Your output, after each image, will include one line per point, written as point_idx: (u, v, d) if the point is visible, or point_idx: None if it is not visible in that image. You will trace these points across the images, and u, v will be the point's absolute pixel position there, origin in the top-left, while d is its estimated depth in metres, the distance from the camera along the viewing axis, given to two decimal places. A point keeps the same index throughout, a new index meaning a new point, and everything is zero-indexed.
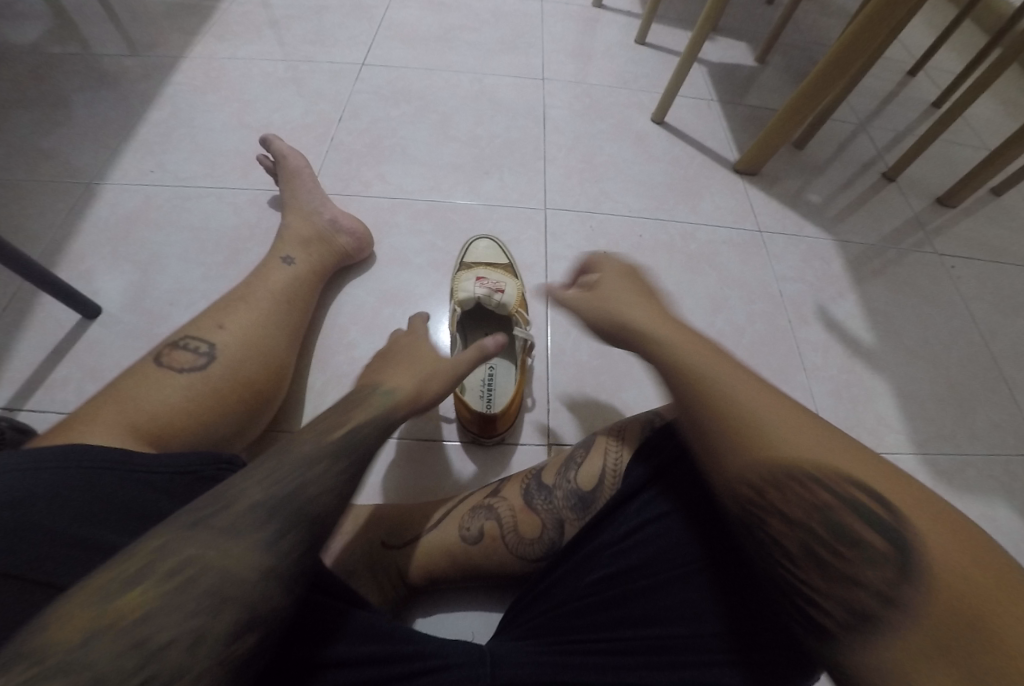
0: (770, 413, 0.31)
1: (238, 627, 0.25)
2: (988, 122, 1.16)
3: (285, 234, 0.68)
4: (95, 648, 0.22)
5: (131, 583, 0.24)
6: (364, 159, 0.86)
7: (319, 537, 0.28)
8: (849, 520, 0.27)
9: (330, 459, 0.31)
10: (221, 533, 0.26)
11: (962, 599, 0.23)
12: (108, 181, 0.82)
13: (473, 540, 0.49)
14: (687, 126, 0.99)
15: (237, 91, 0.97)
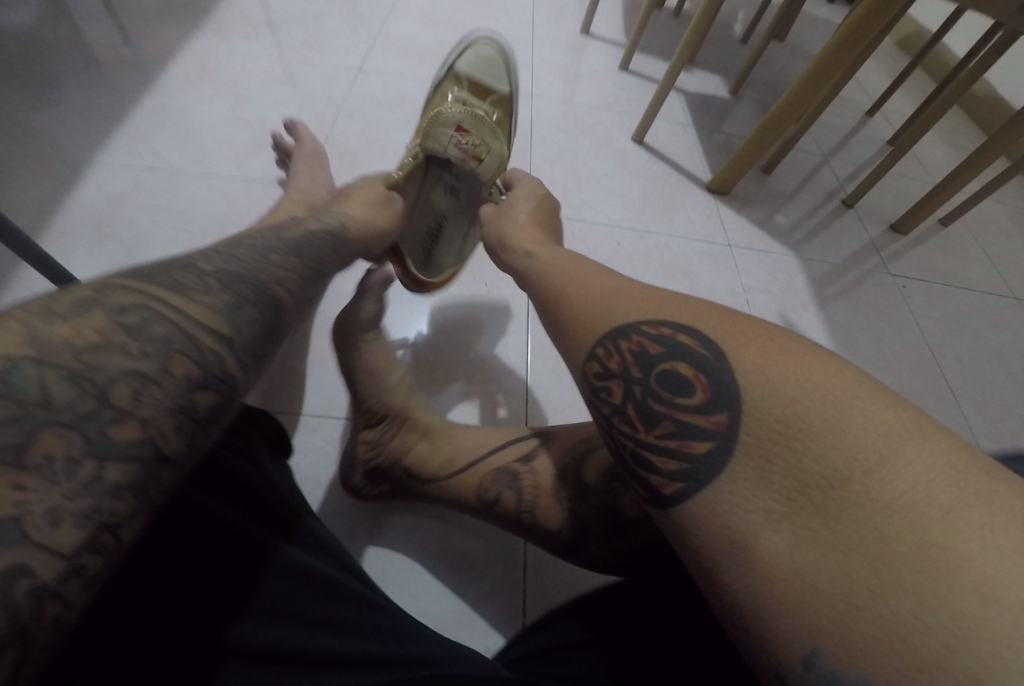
0: (591, 293, 0.42)
1: (194, 378, 0.27)
2: (937, 160, 1.27)
3: (293, 197, 0.69)
4: (37, 368, 0.22)
5: (78, 316, 0.25)
6: (357, 157, 0.89)
7: (267, 325, 0.33)
8: (675, 368, 0.33)
9: (272, 267, 0.37)
10: (174, 296, 0.29)
11: (778, 415, 0.28)
12: (96, 163, 0.82)
13: (488, 503, 0.51)
14: (665, 147, 1.05)
15: (233, 86, 0.98)
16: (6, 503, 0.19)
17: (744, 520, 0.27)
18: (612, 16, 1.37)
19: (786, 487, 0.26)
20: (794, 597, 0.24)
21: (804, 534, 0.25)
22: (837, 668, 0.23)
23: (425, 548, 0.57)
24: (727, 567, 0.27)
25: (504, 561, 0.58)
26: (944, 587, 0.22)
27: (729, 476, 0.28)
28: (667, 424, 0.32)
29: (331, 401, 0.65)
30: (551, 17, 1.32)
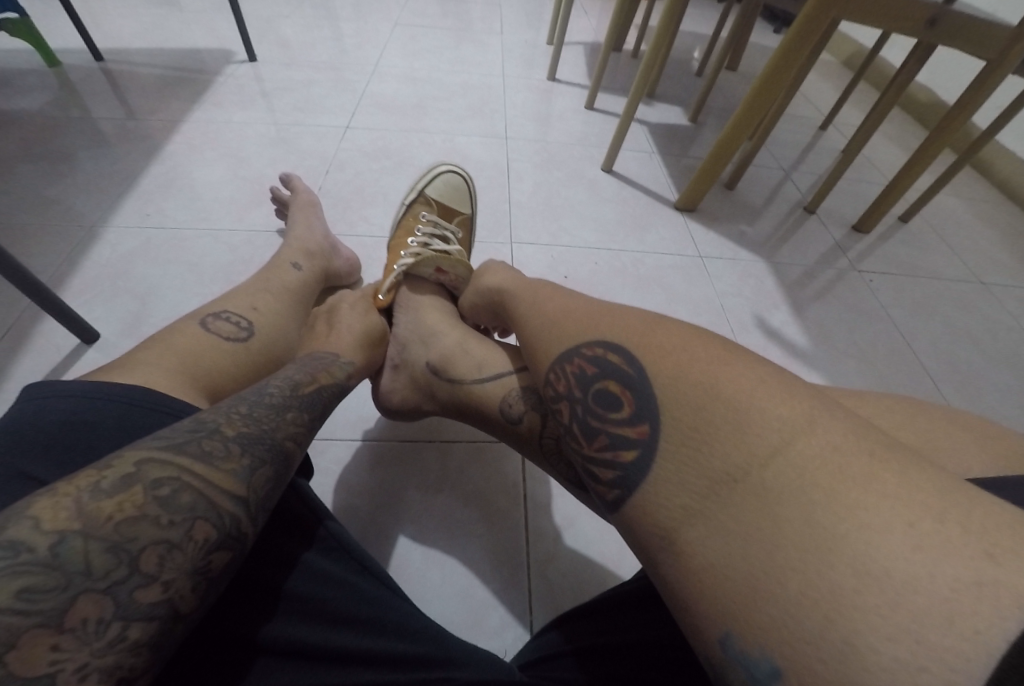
0: (551, 316, 0.44)
1: (212, 541, 0.29)
2: (890, 165, 1.36)
3: (293, 243, 0.75)
4: (82, 540, 0.26)
5: (117, 493, 0.28)
6: (349, 203, 0.96)
7: (280, 480, 0.35)
8: (606, 385, 0.35)
9: (288, 427, 0.38)
10: (200, 462, 0.31)
11: (692, 419, 0.29)
12: (109, 225, 0.90)
13: (512, 418, 0.50)
14: (632, 173, 1.14)
15: (231, 149, 1.07)
16: (43, 662, 0.23)
17: (668, 519, 0.28)
18: (577, 62, 1.50)
19: (699, 486, 0.28)
20: (713, 589, 0.25)
21: (714, 526, 0.26)
22: (744, 649, 0.24)
23: (430, 560, 0.60)
24: (659, 564, 0.28)
25: (509, 564, 0.60)
26: (827, 566, 0.22)
27: (654, 478, 0.30)
28: (602, 438, 0.34)
29: (336, 427, 0.69)
30: (520, 67, 1.44)
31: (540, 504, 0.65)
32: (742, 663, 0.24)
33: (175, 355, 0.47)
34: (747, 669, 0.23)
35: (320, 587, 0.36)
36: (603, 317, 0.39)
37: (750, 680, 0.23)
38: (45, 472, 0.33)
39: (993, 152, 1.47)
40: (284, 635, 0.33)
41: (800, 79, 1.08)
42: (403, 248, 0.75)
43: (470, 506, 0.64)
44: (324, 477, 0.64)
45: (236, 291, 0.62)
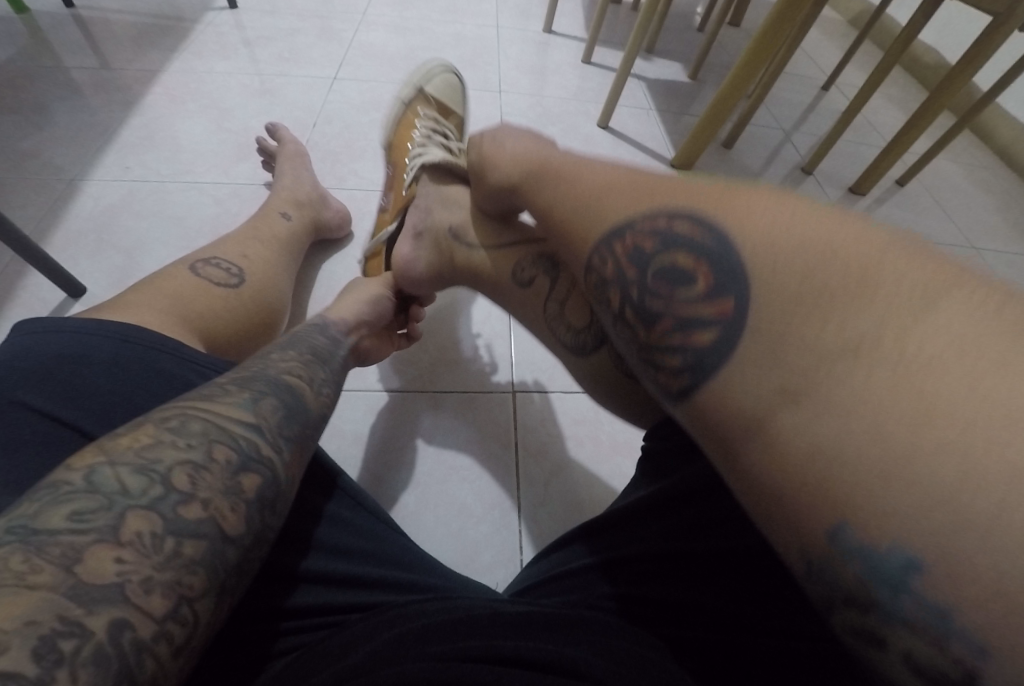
0: (576, 199, 0.38)
1: (234, 462, 0.30)
2: (890, 127, 1.34)
3: (281, 194, 0.73)
4: (111, 469, 0.26)
5: (131, 431, 0.29)
6: (339, 157, 0.94)
7: (289, 408, 0.36)
8: (675, 261, 0.30)
9: (283, 376, 0.38)
10: (202, 402, 0.32)
11: (794, 289, 0.25)
12: (89, 178, 0.87)
13: (523, 281, 0.52)
14: (629, 130, 1.11)
15: (214, 100, 1.03)
16: (110, 573, 0.23)
17: (757, 405, 0.24)
18: (573, 14, 1.44)
19: (802, 364, 0.23)
20: (826, 481, 0.21)
21: (826, 405, 0.22)
22: (868, 543, 0.20)
23: (425, 503, 0.61)
24: (745, 453, 0.24)
25: (501, 508, 0.62)
26: (995, 441, 0.18)
27: (740, 360, 0.26)
28: (667, 322, 0.30)
29: None
30: (514, 18, 1.39)
31: (533, 451, 0.67)
32: (864, 558, 0.20)
33: (164, 299, 0.46)
34: (868, 562, 0.20)
35: (351, 536, 0.39)
36: (662, 195, 0.33)
37: (872, 573, 0.20)
38: (27, 394, 0.33)
39: (994, 115, 1.44)
40: (324, 569, 0.36)
41: (802, 33, 1.05)
42: (409, 142, 0.75)
43: (463, 452, 0.65)
44: None
45: (225, 238, 0.61)
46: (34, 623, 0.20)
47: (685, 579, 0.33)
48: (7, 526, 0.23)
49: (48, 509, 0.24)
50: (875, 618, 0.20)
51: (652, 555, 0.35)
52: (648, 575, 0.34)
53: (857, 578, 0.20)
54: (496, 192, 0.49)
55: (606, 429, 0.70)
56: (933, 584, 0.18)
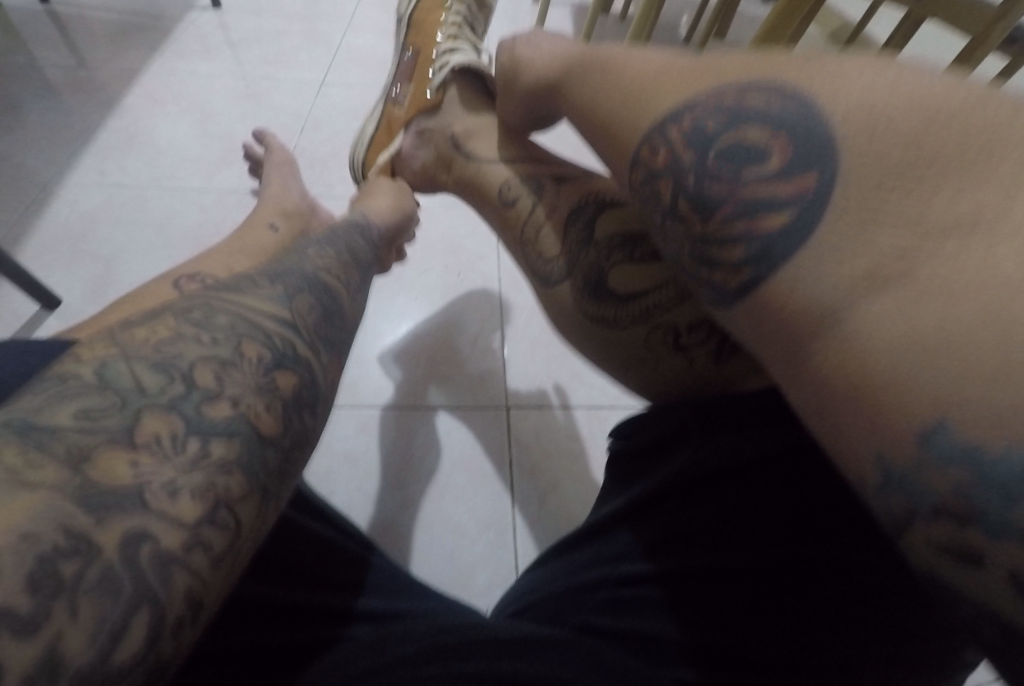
0: (621, 82, 0.33)
1: (267, 360, 0.28)
2: None
3: (267, 203, 0.71)
4: (126, 365, 0.24)
5: (151, 323, 0.27)
6: (327, 164, 0.92)
7: (325, 312, 0.34)
8: (741, 136, 0.25)
9: (320, 282, 0.36)
10: (234, 296, 0.30)
11: (894, 153, 0.20)
12: (64, 182, 0.84)
13: (507, 200, 0.53)
14: None
15: (197, 103, 1.00)
16: (126, 476, 0.20)
17: (833, 296, 0.20)
18: (563, 23, 1.44)
19: (897, 243, 0.19)
20: (933, 367, 0.17)
21: (925, 282, 0.18)
22: (976, 445, 0.16)
23: (419, 523, 0.61)
24: (825, 342, 0.20)
25: (494, 527, 0.61)
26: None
27: (819, 244, 0.21)
28: (729, 207, 0.25)
29: None
30: (504, 25, 1.38)
31: (526, 468, 0.66)
32: (968, 457, 0.16)
33: None
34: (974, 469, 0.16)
35: (350, 572, 0.40)
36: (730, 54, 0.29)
37: (976, 477, 0.16)
38: None
39: None
40: (323, 602, 0.36)
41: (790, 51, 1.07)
42: (436, 27, 0.69)
43: (457, 471, 0.64)
44: None
45: (211, 251, 0.59)
46: (32, 537, 0.17)
47: (698, 600, 0.30)
48: (7, 418, 0.20)
49: (53, 405, 0.21)
50: (975, 531, 0.16)
51: (651, 567, 0.32)
52: (658, 602, 0.31)
53: (951, 486, 0.17)
54: (530, 95, 0.47)
55: (600, 442, 0.69)
56: None
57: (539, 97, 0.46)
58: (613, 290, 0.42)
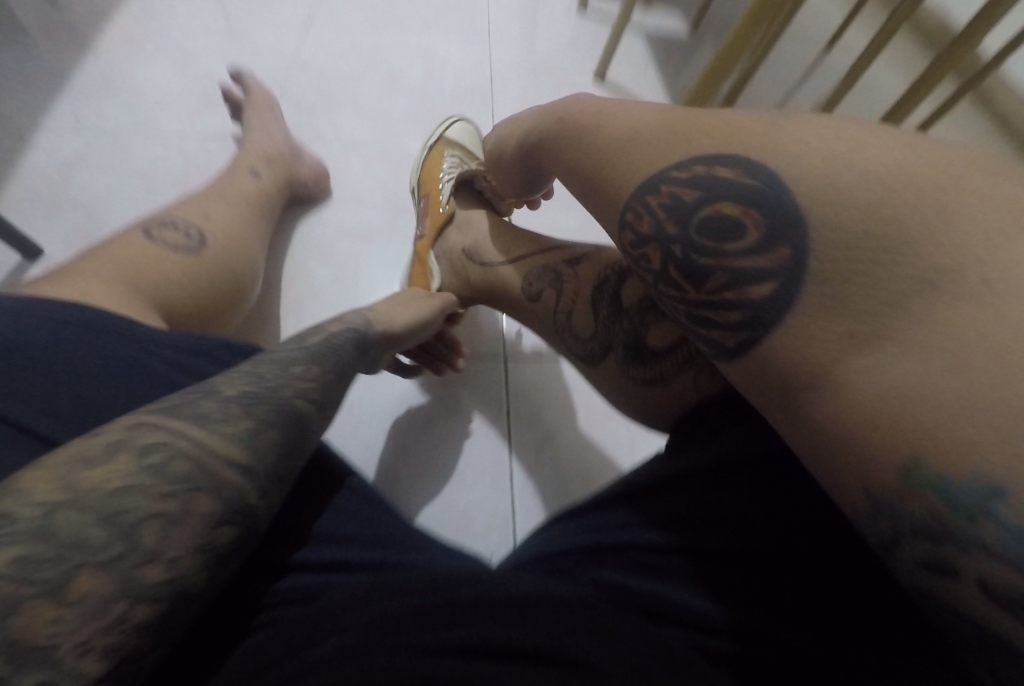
0: (599, 158, 0.37)
1: (214, 515, 0.27)
2: (890, 89, 1.30)
3: (248, 150, 0.70)
4: (67, 512, 0.23)
5: (105, 465, 0.26)
6: (316, 108, 0.88)
7: (288, 451, 0.33)
8: (718, 210, 0.28)
9: (293, 377, 0.37)
10: (191, 426, 0.29)
11: (861, 229, 0.23)
12: (39, 130, 0.80)
13: (531, 294, 0.54)
14: (624, 85, 1.06)
15: (176, 43, 0.94)
16: (41, 634, 0.20)
17: (828, 354, 0.23)
18: None
19: (870, 307, 0.22)
20: (897, 417, 0.20)
21: (918, 337, 0.20)
22: (946, 476, 0.19)
23: (416, 471, 0.60)
24: (815, 403, 0.23)
25: (492, 475, 0.61)
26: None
27: (798, 319, 0.24)
28: (718, 276, 0.27)
29: None
30: None
31: (526, 415, 0.65)
32: (937, 487, 0.19)
33: (116, 271, 0.45)
34: (942, 493, 0.19)
35: (355, 523, 0.39)
36: (704, 123, 0.31)
37: (945, 503, 0.19)
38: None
39: None
40: (317, 557, 0.35)
41: None
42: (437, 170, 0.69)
43: (453, 420, 0.63)
44: None
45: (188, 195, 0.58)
46: None
47: (722, 576, 0.29)
48: None
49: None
50: (947, 549, 0.20)
51: (684, 542, 0.31)
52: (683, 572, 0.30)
53: (925, 511, 0.20)
54: (517, 162, 0.53)
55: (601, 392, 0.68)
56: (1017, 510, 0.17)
57: (525, 158, 0.51)
58: (651, 348, 0.41)
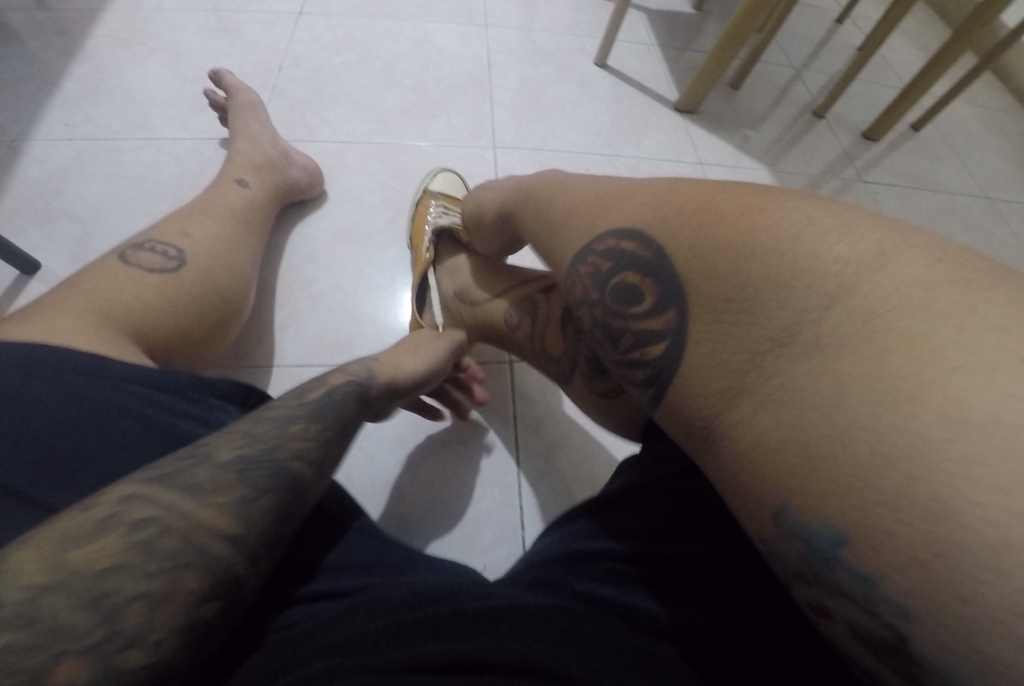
0: (549, 221, 0.38)
1: (205, 588, 0.23)
2: (905, 61, 1.25)
3: (235, 158, 0.68)
4: (41, 597, 0.20)
5: (87, 537, 0.22)
6: (310, 105, 0.85)
7: (287, 515, 0.28)
8: (624, 279, 0.29)
9: (289, 437, 0.31)
10: (187, 493, 0.25)
11: (720, 295, 0.25)
12: (31, 139, 0.78)
13: (513, 324, 0.53)
14: (627, 68, 1.02)
15: (165, 43, 0.92)
16: None
17: (704, 404, 0.25)
18: None
19: (740, 358, 0.24)
20: (762, 457, 0.22)
21: (773, 387, 0.22)
22: (807, 520, 0.20)
23: (423, 482, 0.59)
24: (722, 438, 0.24)
25: (500, 483, 0.60)
26: (904, 424, 0.18)
27: (689, 364, 0.26)
28: (626, 340, 0.29)
29: (316, 350, 0.65)
30: None
31: (531, 424, 0.64)
32: (805, 536, 0.21)
33: (91, 295, 0.44)
34: (807, 543, 0.21)
35: (367, 554, 0.37)
36: (615, 211, 0.32)
37: (811, 551, 0.21)
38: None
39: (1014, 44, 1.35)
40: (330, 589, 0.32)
41: None
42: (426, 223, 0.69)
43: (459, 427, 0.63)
44: None
45: (170, 215, 0.57)
46: None
47: (669, 578, 0.30)
48: None
49: None
50: (822, 592, 0.21)
51: (638, 546, 0.32)
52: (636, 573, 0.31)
53: (801, 556, 0.21)
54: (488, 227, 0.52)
55: None
56: (857, 555, 0.19)
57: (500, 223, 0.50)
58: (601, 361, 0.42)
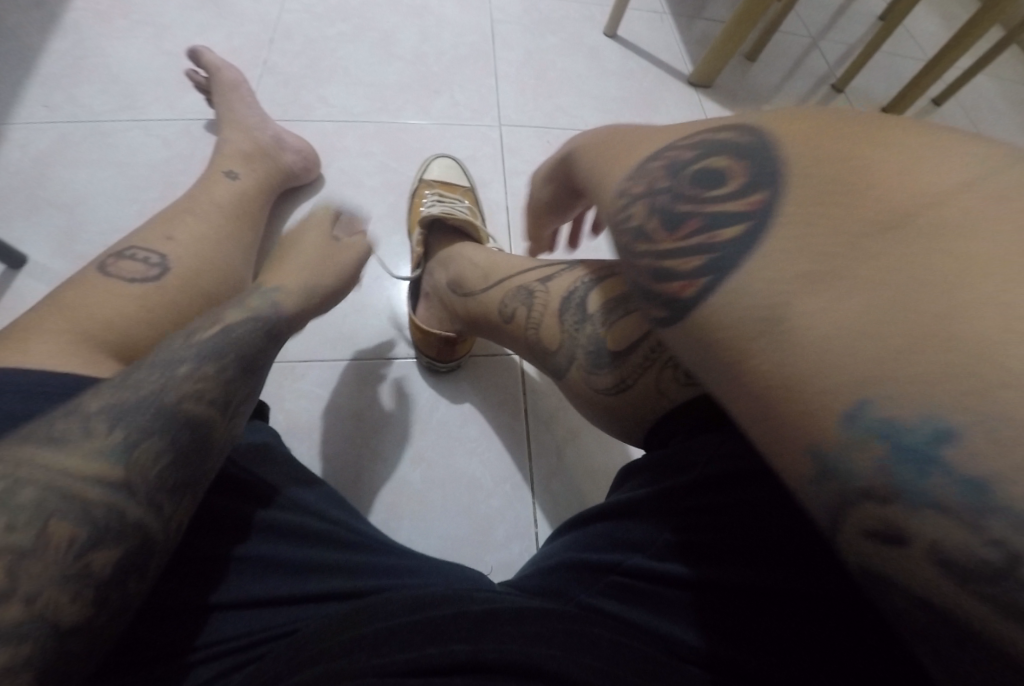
0: (608, 143, 0.33)
1: (80, 540, 0.25)
2: (928, 29, 1.19)
3: (224, 148, 0.64)
4: None
5: None
6: (304, 81, 0.81)
7: (183, 459, 0.29)
8: (710, 162, 0.24)
9: (180, 379, 0.31)
10: (44, 448, 0.26)
11: (826, 186, 0.20)
12: (10, 121, 0.74)
13: (507, 316, 0.48)
14: (639, 39, 0.96)
15: (148, 14, 0.86)
16: None
17: (766, 296, 0.20)
18: None
19: (817, 260, 0.19)
20: (837, 362, 0.17)
21: (868, 276, 0.18)
22: (893, 418, 0.16)
23: (432, 480, 0.57)
24: (758, 351, 0.19)
25: (512, 481, 0.58)
26: (1015, 312, 0.15)
27: (753, 263, 0.20)
28: (694, 223, 0.23)
29: (318, 344, 0.62)
30: None
31: (543, 419, 0.62)
32: (891, 444, 0.16)
33: (66, 315, 0.40)
34: (890, 450, 0.16)
35: (291, 543, 0.34)
36: (676, 134, 0.28)
37: (895, 465, 0.16)
38: None
39: None
40: (247, 591, 0.31)
41: None
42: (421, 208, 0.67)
43: (469, 422, 0.61)
44: (309, 401, 0.59)
45: (152, 219, 0.54)
46: None
47: (710, 596, 0.27)
48: None
49: None
50: (903, 553, 0.16)
51: (671, 565, 0.29)
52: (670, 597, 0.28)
53: (871, 474, 0.17)
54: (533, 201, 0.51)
55: None
56: (961, 456, 0.15)
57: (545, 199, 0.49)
58: (611, 348, 0.37)
